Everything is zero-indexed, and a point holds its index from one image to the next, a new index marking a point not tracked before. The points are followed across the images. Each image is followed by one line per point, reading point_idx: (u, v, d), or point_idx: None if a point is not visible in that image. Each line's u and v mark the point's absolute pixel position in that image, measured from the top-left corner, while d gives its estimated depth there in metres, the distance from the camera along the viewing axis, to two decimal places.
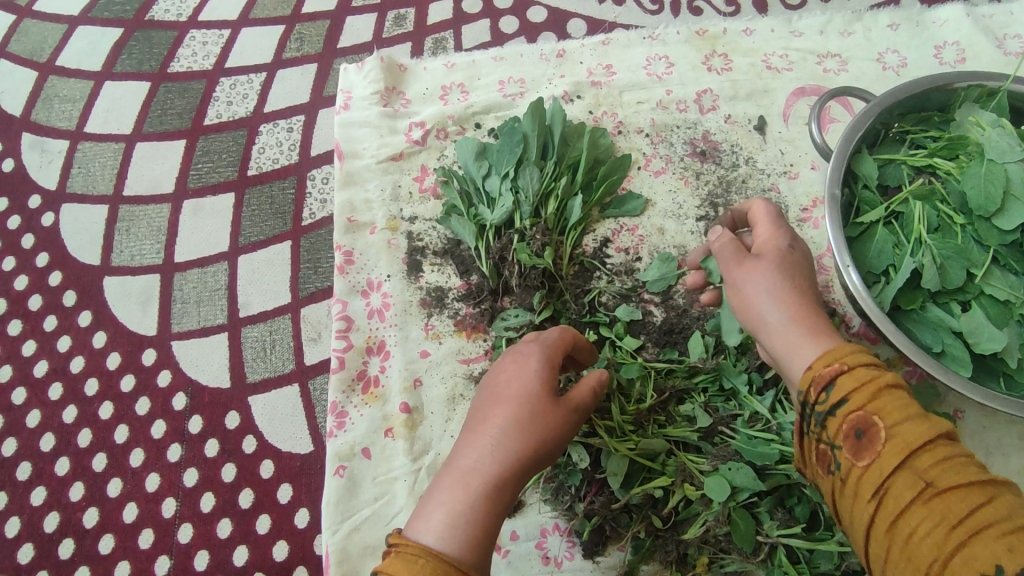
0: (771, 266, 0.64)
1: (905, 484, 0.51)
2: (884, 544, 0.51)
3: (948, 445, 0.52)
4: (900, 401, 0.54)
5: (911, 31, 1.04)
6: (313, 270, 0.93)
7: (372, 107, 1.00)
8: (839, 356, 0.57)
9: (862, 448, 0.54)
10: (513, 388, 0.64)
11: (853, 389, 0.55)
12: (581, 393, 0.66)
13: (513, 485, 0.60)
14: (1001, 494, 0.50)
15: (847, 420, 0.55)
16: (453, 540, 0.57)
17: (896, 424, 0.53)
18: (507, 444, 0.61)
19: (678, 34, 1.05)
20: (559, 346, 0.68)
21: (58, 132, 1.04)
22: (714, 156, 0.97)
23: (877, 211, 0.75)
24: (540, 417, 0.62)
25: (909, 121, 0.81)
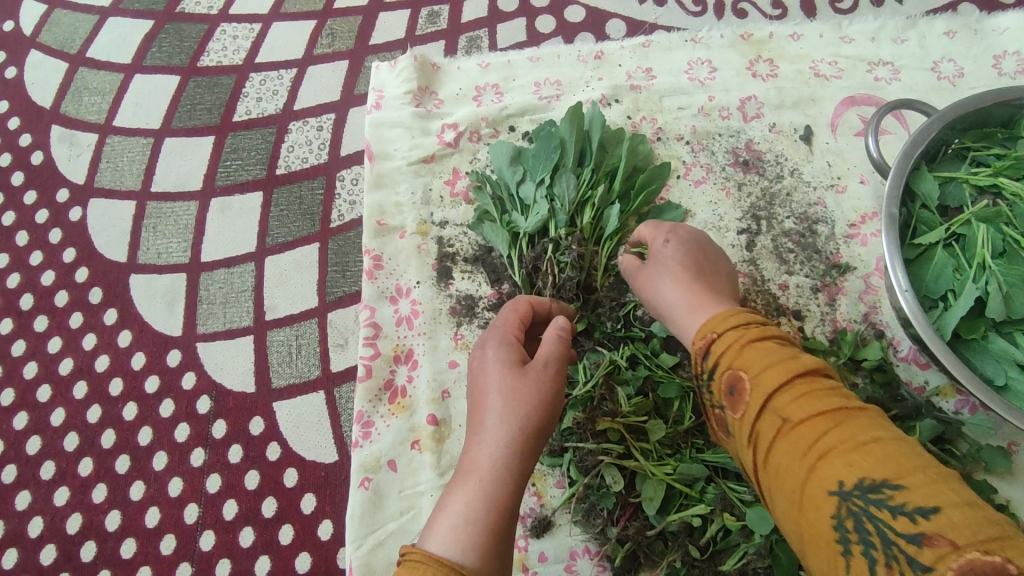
0: (659, 262, 0.75)
1: (768, 424, 0.58)
2: (767, 480, 0.58)
3: (809, 379, 0.59)
4: (765, 352, 0.61)
5: (969, 39, 0.99)
6: (341, 274, 0.91)
7: (404, 108, 0.97)
8: (711, 325, 0.66)
9: (736, 401, 0.61)
10: (489, 375, 0.64)
11: (723, 352, 0.63)
12: (548, 353, 0.65)
13: (513, 473, 0.60)
14: (857, 418, 0.56)
15: (722, 379, 0.62)
16: (462, 542, 0.56)
17: (756, 375, 0.60)
18: (496, 433, 0.61)
19: (722, 38, 1.01)
20: (514, 323, 0.69)
21: (87, 125, 1.03)
22: (757, 167, 0.93)
23: (937, 232, 0.71)
24: (520, 395, 0.62)
25: (970, 137, 0.76)
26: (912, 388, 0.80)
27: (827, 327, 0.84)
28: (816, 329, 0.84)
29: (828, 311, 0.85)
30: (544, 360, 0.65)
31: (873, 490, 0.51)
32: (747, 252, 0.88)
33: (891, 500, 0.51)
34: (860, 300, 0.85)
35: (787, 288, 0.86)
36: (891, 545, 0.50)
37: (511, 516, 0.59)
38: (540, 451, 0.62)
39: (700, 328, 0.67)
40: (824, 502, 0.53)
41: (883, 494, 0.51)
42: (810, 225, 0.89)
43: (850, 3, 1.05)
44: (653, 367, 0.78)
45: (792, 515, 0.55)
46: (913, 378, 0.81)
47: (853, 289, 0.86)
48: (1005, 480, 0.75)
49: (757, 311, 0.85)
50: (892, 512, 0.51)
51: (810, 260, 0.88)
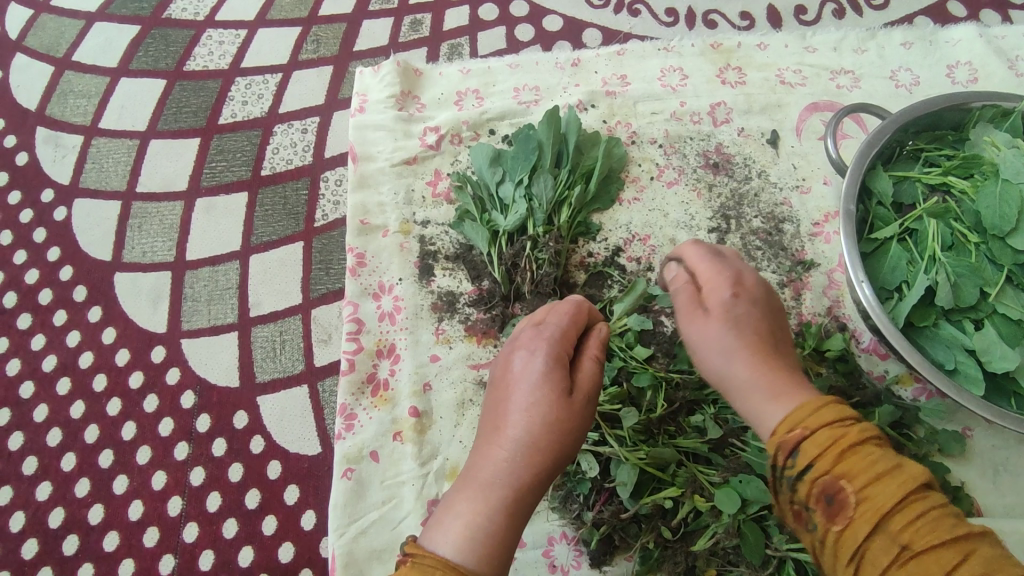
0: (724, 317, 0.63)
1: (882, 549, 0.50)
2: (823, 552, 0.54)
3: (925, 497, 0.51)
4: (869, 460, 0.52)
5: (924, 50, 1.05)
6: (325, 271, 0.93)
7: (387, 111, 1.00)
8: (799, 418, 0.56)
9: (835, 513, 0.52)
10: (530, 392, 0.63)
11: (819, 455, 0.53)
12: (588, 386, 0.66)
13: (531, 495, 0.61)
14: (980, 550, 0.48)
15: (815, 488, 0.53)
16: (475, 550, 0.57)
17: (865, 489, 0.51)
18: (530, 455, 0.61)
19: (693, 47, 1.06)
20: (568, 340, 0.68)
21: (72, 127, 1.05)
22: (727, 169, 0.98)
23: (891, 227, 0.75)
24: (555, 423, 0.62)
25: (923, 139, 0.81)
26: (872, 377, 0.84)
27: (792, 320, 0.88)
28: None
29: (794, 305, 0.89)
30: (586, 395, 0.65)
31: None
32: None
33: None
34: (824, 294, 0.89)
35: None
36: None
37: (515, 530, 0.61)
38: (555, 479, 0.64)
39: (784, 417, 0.57)
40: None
41: None
42: (776, 223, 0.94)
43: (813, 16, 1.10)
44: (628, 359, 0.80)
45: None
46: (873, 368, 0.85)
47: (818, 284, 0.90)
48: (960, 462, 0.79)
49: None
50: None
51: (777, 257, 0.92)
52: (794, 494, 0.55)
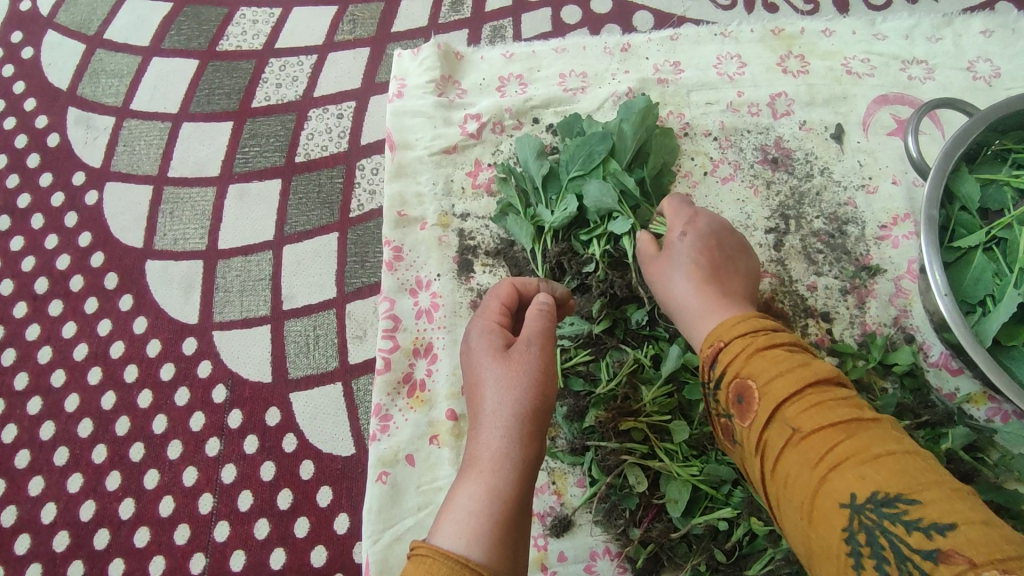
0: (678, 253, 0.73)
1: (777, 433, 0.57)
2: (745, 455, 0.61)
3: (823, 389, 0.58)
4: (772, 359, 0.60)
5: (1006, 39, 0.97)
6: (360, 264, 0.90)
7: (426, 96, 0.96)
8: (720, 333, 0.65)
9: (745, 409, 0.60)
10: (478, 366, 0.64)
11: (734, 357, 0.62)
12: (532, 332, 0.64)
13: (508, 457, 0.58)
14: (871, 431, 0.55)
15: (728, 388, 0.62)
16: (473, 533, 0.54)
17: (765, 385, 0.59)
18: (492, 422, 0.60)
19: (752, 32, 0.99)
20: (497, 310, 0.68)
21: (104, 107, 1.02)
22: (787, 165, 0.91)
23: (977, 235, 0.69)
24: (505, 382, 0.61)
25: (1011, 139, 0.74)
26: (942, 394, 0.78)
27: (856, 330, 0.82)
28: (845, 332, 0.82)
29: (857, 314, 0.83)
30: (527, 340, 0.64)
31: (887, 504, 0.51)
32: (775, 251, 0.87)
33: (906, 515, 0.50)
34: (890, 303, 0.83)
35: (816, 290, 0.84)
36: (907, 561, 0.49)
37: (519, 501, 0.58)
38: (541, 436, 0.61)
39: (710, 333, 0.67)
40: (835, 513, 0.52)
41: (897, 509, 0.50)
42: (840, 225, 0.88)
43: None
44: (680, 368, 0.74)
45: (764, 483, 0.59)
46: (943, 384, 0.79)
47: (884, 291, 0.84)
48: None
49: (784, 312, 0.83)
50: (908, 527, 0.50)
51: (839, 261, 0.86)
52: (717, 400, 0.63)
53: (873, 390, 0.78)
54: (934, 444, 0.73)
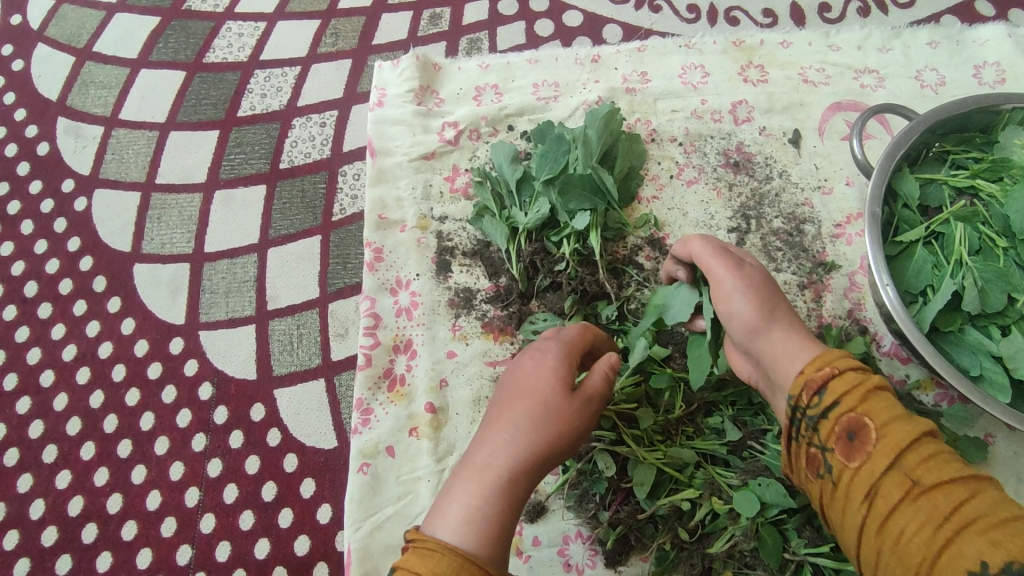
0: (743, 285, 0.67)
1: (893, 486, 0.52)
2: (833, 502, 0.57)
3: (909, 431, 0.53)
4: (885, 402, 0.55)
5: (951, 50, 1.03)
6: (342, 265, 0.93)
7: (406, 105, 1.00)
8: (829, 358, 0.59)
9: (855, 447, 0.55)
10: (534, 382, 0.66)
11: (845, 392, 0.56)
12: (596, 387, 0.67)
13: (523, 484, 0.61)
14: (986, 488, 0.51)
15: (838, 424, 0.56)
16: (471, 535, 0.57)
17: (885, 426, 0.54)
18: (525, 439, 0.62)
19: (714, 44, 1.05)
20: (575, 345, 0.71)
21: (93, 117, 1.05)
22: (747, 168, 0.97)
23: (916, 231, 0.74)
24: (560, 417, 0.64)
25: (950, 141, 0.80)
26: (893, 381, 0.83)
27: (813, 322, 0.87)
28: (802, 325, 0.87)
29: (814, 308, 0.88)
30: (590, 393, 0.67)
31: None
32: (737, 250, 0.92)
33: None
34: (844, 297, 0.88)
35: (775, 285, 0.89)
36: None
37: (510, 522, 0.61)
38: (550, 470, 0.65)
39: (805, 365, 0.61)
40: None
41: None
42: (797, 224, 0.93)
43: (838, 13, 1.09)
44: (647, 360, 0.80)
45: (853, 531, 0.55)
46: (894, 372, 0.84)
47: (838, 286, 0.89)
48: (981, 469, 0.78)
49: None
50: None
51: (797, 258, 0.91)
52: (815, 430, 0.58)
53: None
54: None
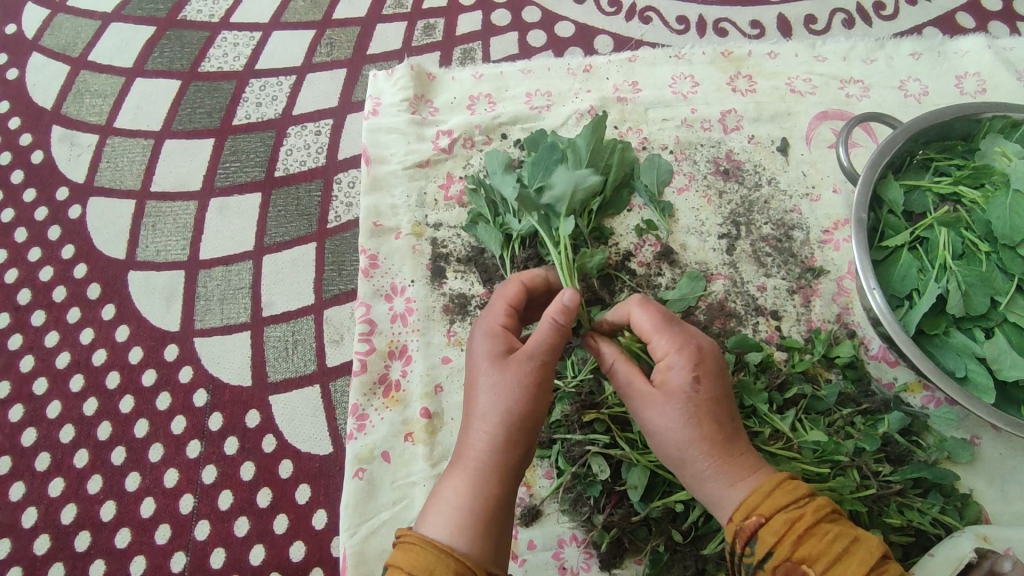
0: (675, 401, 0.61)
1: None
2: None
3: (862, 570, 0.54)
4: (824, 541, 0.56)
5: (933, 60, 1.06)
6: (337, 272, 0.94)
7: (400, 115, 1.01)
8: (754, 504, 0.58)
9: None
10: (478, 367, 0.66)
11: (776, 541, 0.56)
12: (536, 343, 0.65)
13: (501, 464, 0.62)
14: None
15: (778, 574, 0.56)
16: (457, 523, 0.60)
17: (827, 574, 0.54)
18: (484, 425, 0.63)
19: (703, 54, 1.07)
20: (502, 312, 0.69)
21: (87, 126, 1.05)
22: (737, 176, 0.98)
23: (902, 236, 0.76)
24: (508, 392, 0.63)
25: (933, 150, 0.82)
26: (882, 383, 0.84)
27: (802, 326, 0.89)
28: (792, 329, 0.88)
29: (803, 312, 0.89)
30: (531, 353, 0.64)
31: None
32: (727, 256, 0.93)
33: None
34: (833, 301, 0.90)
35: (765, 290, 0.91)
36: None
37: (504, 500, 0.62)
38: (529, 438, 0.64)
39: (737, 504, 0.60)
40: None
41: None
42: (786, 230, 0.94)
43: (823, 25, 1.11)
44: None
45: None
46: (882, 375, 0.85)
47: (827, 290, 0.90)
48: (968, 470, 0.79)
49: (736, 311, 0.89)
50: None
51: (786, 263, 0.92)
52: None
53: (817, 381, 0.84)
54: (873, 429, 0.78)
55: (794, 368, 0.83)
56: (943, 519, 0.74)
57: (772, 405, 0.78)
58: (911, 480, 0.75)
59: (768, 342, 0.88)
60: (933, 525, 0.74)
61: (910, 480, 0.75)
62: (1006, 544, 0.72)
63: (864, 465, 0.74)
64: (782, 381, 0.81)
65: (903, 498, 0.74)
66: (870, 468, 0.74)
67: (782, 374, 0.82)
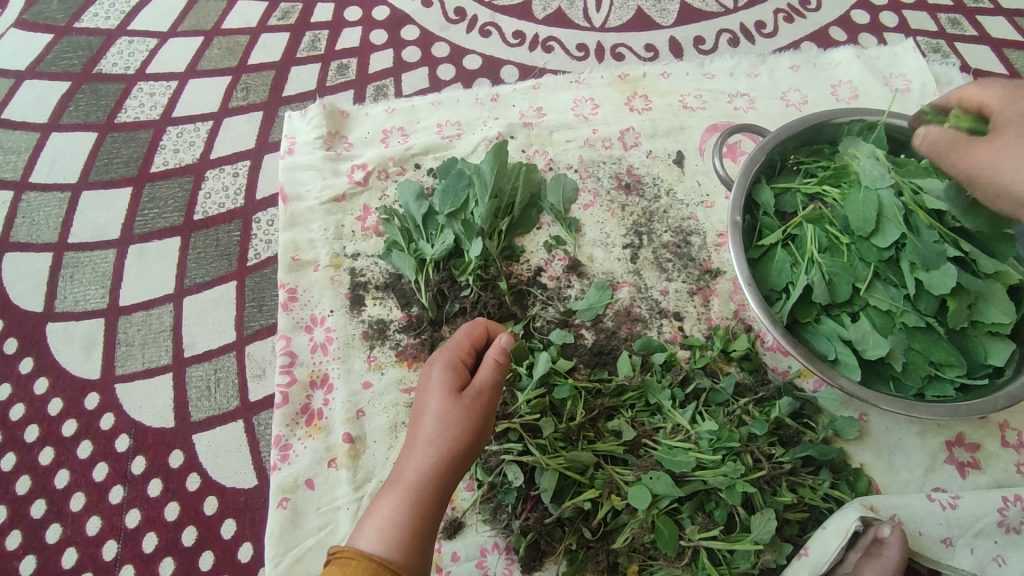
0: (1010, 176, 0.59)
1: None
2: None
3: None
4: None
5: (810, 72, 1.15)
6: (258, 308, 0.96)
7: (315, 152, 1.05)
8: None
9: None
10: (431, 395, 0.69)
11: None
12: (485, 381, 0.69)
13: (436, 489, 0.65)
14: None
15: None
16: (388, 543, 0.61)
17: None
18: (426, 449, 0.66)
19: (602, 78, 1.14)
20: (465, 347, 0.73)
21: (3, 183, 1.07)
22: (637, 189, 1.05)
23: (775, 234, 0.83)
24: (452, 420, 0.66)
25: (802, 154, 0.90)
26: (777, 372, 0.90)
27: (703, 325, 0.94)
28: (694, 328, 0.94)
29: (704, 312, 0.95)
30: (479, 388, 0.68)
31: None
32: (631, 264, 0.99)
33: None
34: (730, 299, 0.96)
35: (667, 294, 0.97)
36: None
37: (432, 526, 0.64)
38: (462, 469, 0.67)
39: None
40: None
41: None
42: (684, 236, 1.01)
43: (711, 46, 1.20)
44: (551, 372, 0.84)
45: None
46: (777, 364, 0.91)
47: (724, 290, 0.97)
48: (858, 446, 0.85)
49: (641, 315, 0.95)
50: None
51: (686, 267, 0.98)
52: None
53: (717, 375, 0.87)
54: (766, 415, 0.83)
55: (694, 363, 0.86)
56: (834, 493, 0.79)
57: (674, 402, 0.82)
58: (801, 459, 0.79)
59: (672, 342, 0.93)
60: (825, 499, 0.80)
61: (802, 459, 0.78)
62: (892, 511, 0.79)
63: (756, 448, 0.78)
64: (683, 376, 0.85)
65: (795, 476, 0.79)
66: (762, 451, 0.78)
67: (683, 370, 0.85)
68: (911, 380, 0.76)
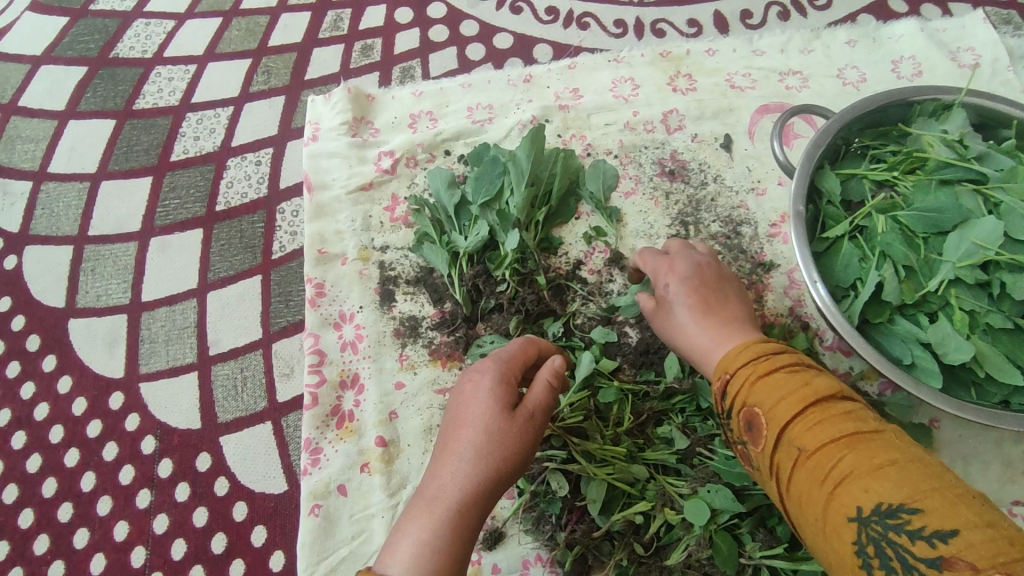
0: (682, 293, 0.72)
1: (805, 477, 0.53)
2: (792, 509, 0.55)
3: (824, 407, 0.55)
4: (772, 386, 0.58)
5: (869, 47, 1.07)
6: (285, 303, 0.92)
7: (340, 138, 1.00)
8: (724, 364, 0.64)
9: (755, 436, 0.58)
10: (474, 408, 0.64)
11: (739, 386, 0.61)
12: (537, 402, 0.65)
13: (476, 511, 0.60)
14: (873, 442, 0.52)
15: (738, 417, 0.60)
16: (421, 565, 0.56)
17: (770, 409, 0.57)
18: (468, 466, 0.61)
19: (642, 57, 1.07)
20: (515, 362, 0.69)
21: (21, 173, 1.03)
22: (683, 176, 0.98)
23: (841, 226, 0.76)
24: (501, 439, 0.62)
25: (868, 136, 0.82)
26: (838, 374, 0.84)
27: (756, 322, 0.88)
28: None
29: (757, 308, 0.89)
30: (531, 409, 0.65)
31: (890, 515, 0.47)
32: None
33: (909, 525, 0.47)
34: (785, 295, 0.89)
35: None
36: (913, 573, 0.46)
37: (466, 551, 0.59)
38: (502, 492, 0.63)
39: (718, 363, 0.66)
40: (845, 528, 0.49)
41: (901, 519, 0.47)
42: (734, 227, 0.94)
43: (759, 19, 1.12)
44: (596, 374, 0.79)
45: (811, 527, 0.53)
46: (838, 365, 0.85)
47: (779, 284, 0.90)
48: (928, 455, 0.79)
49: None
50: (912, 537, 0.46)
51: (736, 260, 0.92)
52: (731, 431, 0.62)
53: None
54: None
55: None
56: None
57: None
58: None
59: None
60: None
61: None
62: None
63: None
64: None
65: None
66: None
67: None
68: (996, 387, 0.70)
